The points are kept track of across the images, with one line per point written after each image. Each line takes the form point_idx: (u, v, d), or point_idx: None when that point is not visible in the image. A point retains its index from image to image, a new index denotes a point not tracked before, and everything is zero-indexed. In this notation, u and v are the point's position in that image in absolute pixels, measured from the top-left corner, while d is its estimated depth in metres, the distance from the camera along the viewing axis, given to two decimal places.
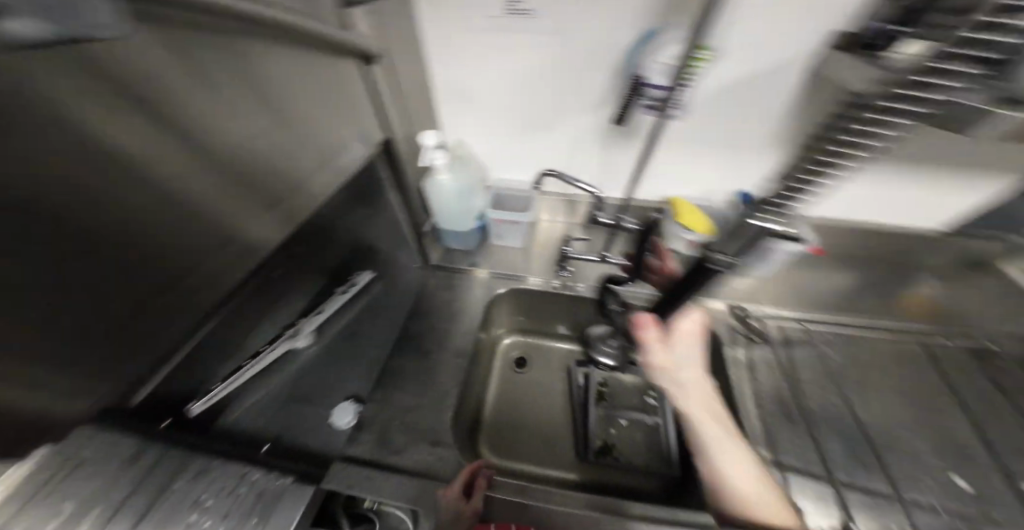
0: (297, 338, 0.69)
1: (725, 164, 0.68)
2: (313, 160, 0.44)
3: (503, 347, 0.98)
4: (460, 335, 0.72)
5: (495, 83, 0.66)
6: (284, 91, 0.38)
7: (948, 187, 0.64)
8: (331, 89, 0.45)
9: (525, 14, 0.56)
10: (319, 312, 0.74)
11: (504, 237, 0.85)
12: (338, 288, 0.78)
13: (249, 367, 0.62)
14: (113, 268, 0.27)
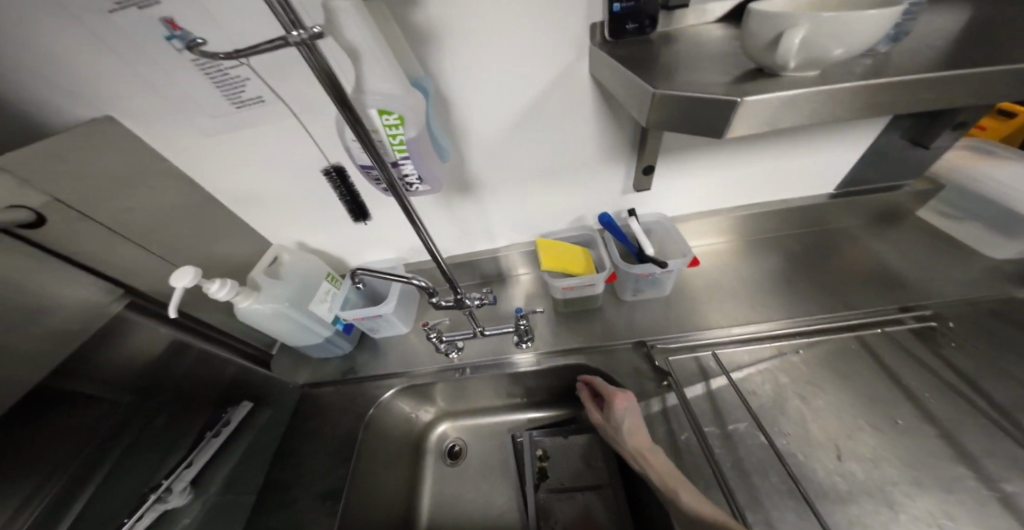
0: (168, 499, 0.50)
1: (568, 186, 0.58)
2: (30, 343, 0.36)
3: (431, 440, 0.77)
4: (331, 471, 0.58)
5: (284, 182, 0.55)
6: None
7: (808, 148, 0.56)
8: (15, 264, 0.35)
9: (260, 104, 0.45)
10: (189, 467, 0.53)
11: (379, 329, 0.72)
12: (209, 431, 0.57)
13: None
14: None
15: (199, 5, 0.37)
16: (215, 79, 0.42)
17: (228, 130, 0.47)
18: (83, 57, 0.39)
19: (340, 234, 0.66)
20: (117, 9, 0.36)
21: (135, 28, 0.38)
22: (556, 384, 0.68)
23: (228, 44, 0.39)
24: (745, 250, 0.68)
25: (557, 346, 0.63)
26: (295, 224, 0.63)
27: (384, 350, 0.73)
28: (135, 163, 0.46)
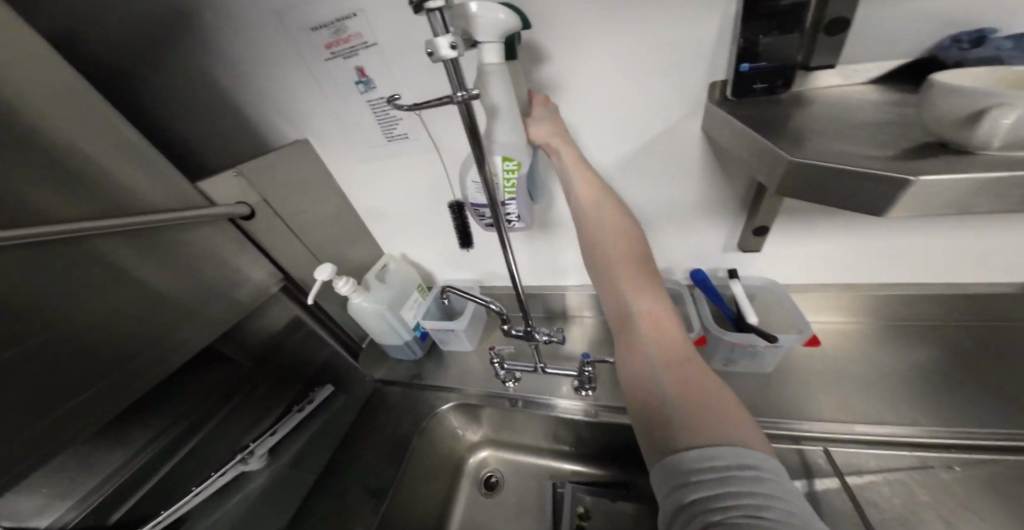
0: (249, 460, 0.61)
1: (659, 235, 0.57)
2: (221, 303, 0.48)
3: (472, 463, 0.77)
4: (383, 468, 0.62)
5: (404, 201, 0.65)
6: (182, 260, 0.43)
7: (992, 230, 0.45)
8: (228, 244, 0.48)
9: (405, 139, 0.55)
10: (273, 434, 0.64)
11: (450, 342, 0.76)
12: (295, 406, 0.69)
13: (195, 495, 0.55)
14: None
15: (386, 63, 0.47)
16: (380, 117, 0.53)
17: (377, 155, 0.58)
18: (302, 95, 0.53)
19: (436, 250, 0.74)
20: (331, 60, 0.48)
21: (339, 74, 0.49)
22: (612, 442, 0.63)
23: (394, 90, 0.49)
24: (879, 342, 0.55)
25: (616, 403, 0.60)
26: (403, 237, 0.73)
27: (450, 364, 0.77)
28: (310, 173, 0.60)
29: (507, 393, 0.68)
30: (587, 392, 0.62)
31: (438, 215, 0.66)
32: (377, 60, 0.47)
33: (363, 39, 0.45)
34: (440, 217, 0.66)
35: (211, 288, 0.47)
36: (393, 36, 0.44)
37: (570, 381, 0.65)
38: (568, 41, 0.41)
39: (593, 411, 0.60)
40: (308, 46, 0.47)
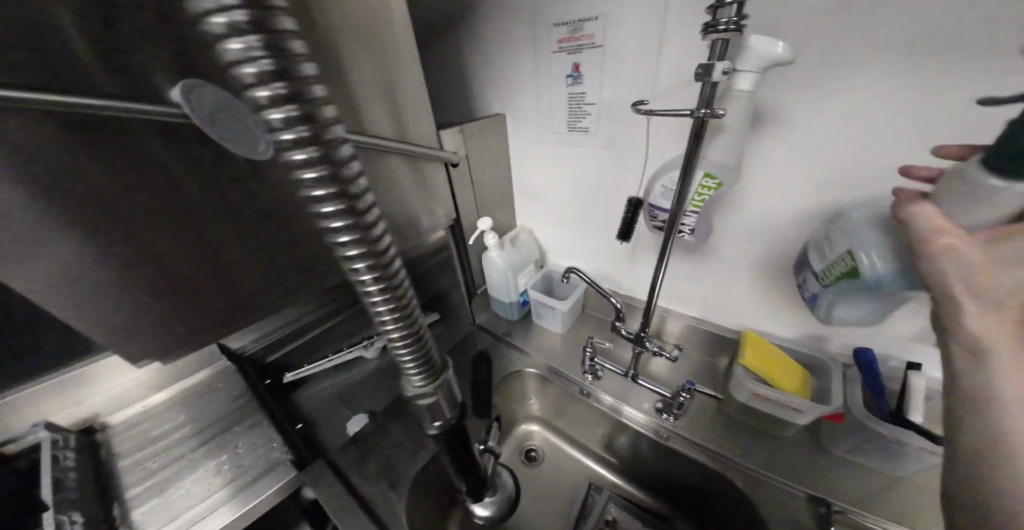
0: (368, 349, 0.87)
1: (819, 298, 0.54)
2: (409, 226, 0.60)
3: (523, 430, 0.84)
4: (463, 394, 0.73)
5: (557, 184, 0.72)
6: (403, 184, 0.56)
7: None
8: (429, 185, 0.61)
9: (583, 132, 0.61)
10: (391, 332, 0.92)
11: (543, 318, 0.83)
12: (413, 316, 0.97)
13: (331, 359, 0.85)
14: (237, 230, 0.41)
15: (603, 64, 0.53)
16: (571, 108, 0.60)
17: (552, 140, 0.66)
18: (522, 76, 0.64)
19: (562, 237, 0.80)
20: (558, 52, 0.57)
21: (557, 64, 0.58)
22: (670, 474, 0.62)
23: (597, 87, 0.55)
24: None
25: (698, 441, 0.56)
26: (540, 215, 0.81)
27: (539, 337, 0.83)
28: (496, 140, 0.73)
29: (585, 383, 0.70)
30: (670, 418, 0.60)
31: (580, 208, 0.71)
32: (594, 59, 0.54)
33: (593, 39, 0.52)
34: (581, 210, 0.71)
35: (412, 212, 0.60)
36: (621, 41, 0.50)
37: (653, 399, 0.65)
38: (813, 87, 0.43)
39: (664, 434, 0.59)
40: (546, 41, 0.58)
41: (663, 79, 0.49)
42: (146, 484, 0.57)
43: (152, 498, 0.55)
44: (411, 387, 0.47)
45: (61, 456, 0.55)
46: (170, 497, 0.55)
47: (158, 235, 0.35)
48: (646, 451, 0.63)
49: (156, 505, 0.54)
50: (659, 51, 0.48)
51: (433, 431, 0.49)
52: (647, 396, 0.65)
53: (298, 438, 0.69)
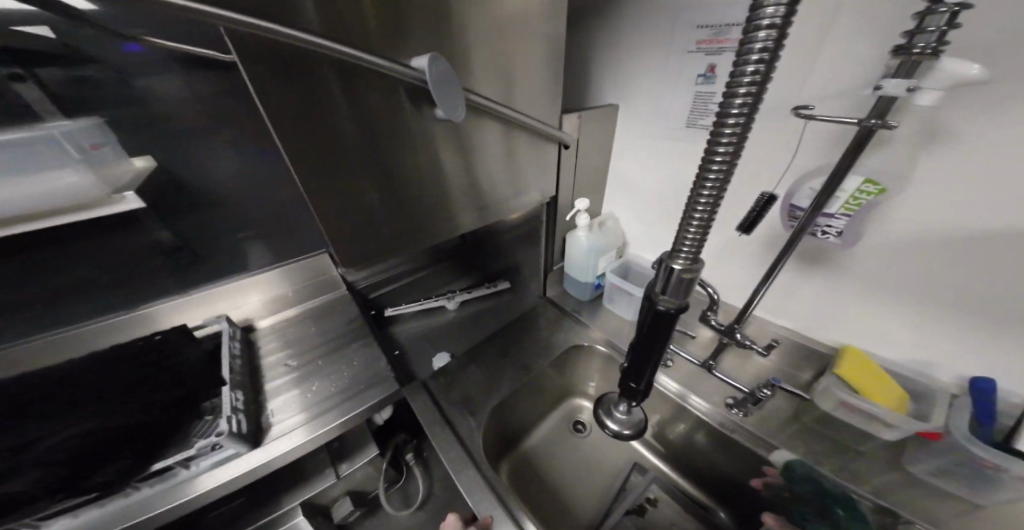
0: (449, 300, 1.06)
1: (929, 314, 0.58)
2: (515, 188, 0.69)
3: (575, 403, 0.91)
4: (533, 355, 0.82)
5: (659, 177, 0.78)
6: (517, 147, 0.65)
7: None
8: (542, 162, 0.71)
9: (705, 129, 0.67)
10: (467, 293, 1.09)
11: (614, 302, 0.88)
12: (485, 284, 1.12)
13: (420, 303, 1.05)
14: (410, 150, 0.51)
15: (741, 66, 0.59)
16: (696, 106, 0.66)
17: (667, 134, 0.72)
18: (647, 73, 0.71)
19: (648, 229, 0.86)
20: (694, 53, 0.63)
21: (690, 65, 0.64)
22: (720, 463, 0.66)
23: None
24: None
25: (762, 437, 0.60)
26: (629, 207, 0.88)
27: (606, 320, 0.89)
28: (604, 131, 0.80)
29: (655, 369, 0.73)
30: (738, 413, 0.63)
31: (679, 201, 0.77)
32: (734, 63, 0.60)
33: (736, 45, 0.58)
34: (678, 203, 0.78)
35: (528, 180, 0.70)
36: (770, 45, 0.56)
37: (722, 396, 0.68)
38: (977, 110, 0.46)
39: (728, 426, 0.63)
40: (681, 43, 0.64)
41: (812, 81, 0.55)
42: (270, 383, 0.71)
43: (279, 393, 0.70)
44: (675, 252, 0.35)
45: (233, 343, 0.73)
46: (291, 395, 0.69)
47: (364, 137, 0.46)
48: (704, 440, 0.67)
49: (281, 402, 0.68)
50: (813, 58, 0.55)
51: (659, 307, 0.38)
52: (714, 390, 0.68)
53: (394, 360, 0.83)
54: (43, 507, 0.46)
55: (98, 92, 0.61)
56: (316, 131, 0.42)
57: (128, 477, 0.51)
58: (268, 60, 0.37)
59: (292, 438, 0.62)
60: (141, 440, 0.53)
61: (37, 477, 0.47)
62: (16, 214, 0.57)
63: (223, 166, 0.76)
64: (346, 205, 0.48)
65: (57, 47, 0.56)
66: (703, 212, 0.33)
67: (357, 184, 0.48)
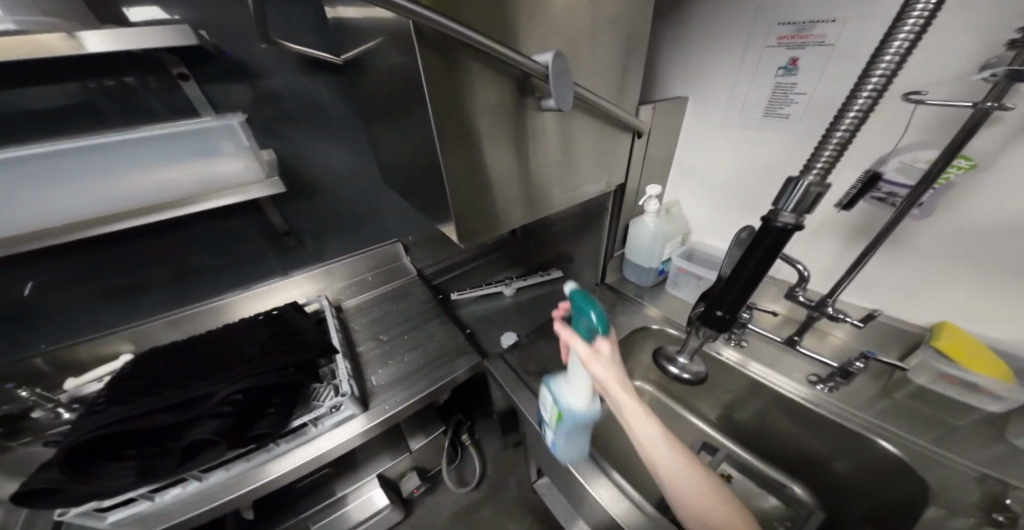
0: (508, 286, 1.12)
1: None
2: (591, 174, 0.78)
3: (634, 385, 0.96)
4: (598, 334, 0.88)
5: (728, 165, 0.83)
6: (596, 133, 0.74)
7: None
8: (616, 150, 0.80)
9: (783, 119, 0.71)
10: (524, 280, 1.14)
11: (678, 286, 0.93)
12: (540, 272, 1.17)
13: (482, 289, 1.11)
14: (516, 130, 0.61)
15: (824, 60, 0.63)
16: (774, 97, 0.71)
17: (741, 123, 0.77)
18: (722, 67, 0.76)
19: (713, 214, 0.91)
20: (775, 47, 0.68)
21: (770, 57, 0.69)
22: (799, 438, 0.69)
23: (812, 80, 0.65)
24: None
25: (857, 414, 0.63)
26: (692, 193, 0.93)
27: (667, 303, 0.93)
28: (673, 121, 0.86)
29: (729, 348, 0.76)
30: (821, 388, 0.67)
31: (749, 188, 0.81)
32: (818, 55, 0.64)
33: (821, 38, 0.62)
34: (748, 190, 0.82)
35: (601, 163, 0.79)
36: (853, 40, 0.60)
37: (803, 374, 0.71)
38: None
39: (810, 400, 0.66)
40: (760, 38, 0.69)
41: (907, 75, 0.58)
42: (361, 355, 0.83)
43: (371, 363, 0.81)
44: (810, 167, 0.38)
45: (333, 319, 0.87)
46: (382, 364, 0.81)
47: (485, 116, 0.56)
48: (778, 413, 0.71)
49: (375, 370, 0.80)
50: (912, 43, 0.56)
51: (778, 221, 0.40)
52: (793, 369, 0.71)
53: (466, 337, 0.89)
54: (220, 449, 0.54)
55: (242, 96, 0.74)
56: (455, 113, 0.52)
57: (278, 429, 0.58)
58: (429, 48, 0.47)
59: (399, 398, 0.73)
60: (278, 406, 0.61)
61: (215, 424, 0.53)
62: (149, 199, 0.66)
63: (326, 159, 0.89)
64: (464, 178, 0.58)
65: (218, 57, 0.69)
66: (842, 136, 0.36)
67: (475, 158, 0.58)
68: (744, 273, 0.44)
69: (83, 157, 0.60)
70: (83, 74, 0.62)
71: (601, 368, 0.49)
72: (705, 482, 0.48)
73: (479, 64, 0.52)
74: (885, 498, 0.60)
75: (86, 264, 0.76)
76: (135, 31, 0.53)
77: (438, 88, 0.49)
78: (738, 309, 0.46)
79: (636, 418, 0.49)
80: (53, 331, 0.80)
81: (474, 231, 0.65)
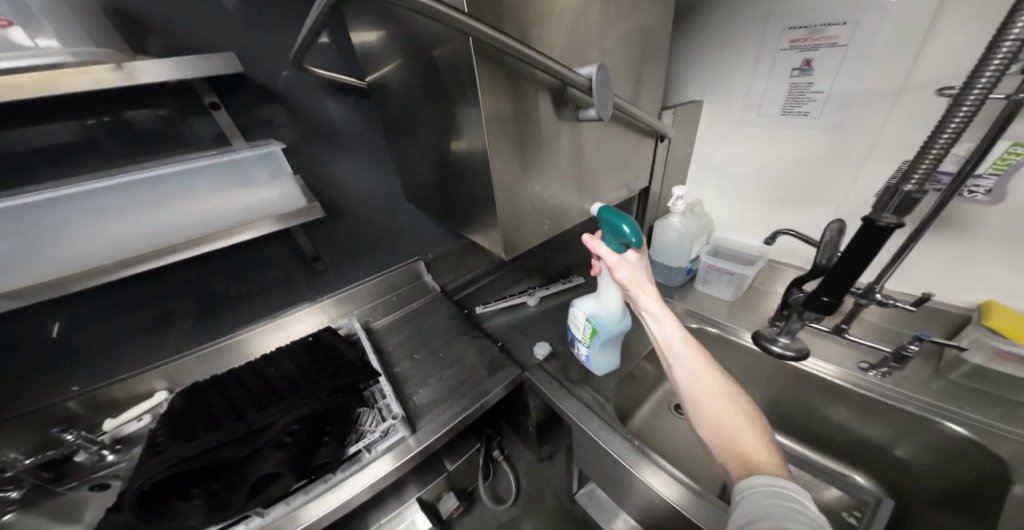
0: (531, 296, 1.12)
1: None
2: (619, 176, 0.83)
3: (669, 385, 0.98)
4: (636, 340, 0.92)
5: (749, 161, 0.89)
6: (623, 138, 0.79)
7: None
8: (639, 153, 0.85)
9: (802, 115, 0.77)
10: (547, 289, 1.16)
11: (709, 284, 0.95)
12: (562, 279, 1.19)
13: (506, 301, 1.11)
14: (554, 142, 0.64)
15: (837, 59, 0.69)
16: (790, 97, 0.77)
17: (760, 121, 0.83)
18: (737, 71, 0.82)
19: (736, 208, 0.97)
20: (787, 49, 0.74)
21: (784, 58, 0.75)
22: (863, 427, 0.74)
23: (828, 78, 0.71)
24: None
25: (914, 395, 0.69)
26: (714, 189, 1.00)
27: (695, 300, 0.95)
28: (688, 123, 0.91)
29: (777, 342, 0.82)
30: (878, 373, 0.73)
31: (770, 180, 0.87)
32: (831, 54, 0.69)
33: (834, 40, 0.68)
34: (768, 182, 0.88)
35: (628, 166, 0.84)
36: (866, 40, 0.65)
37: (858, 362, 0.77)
38: None
39: (864, 386, 0.72)
40: (772, 42, 0.75)
41: (920, 69, 0.62)
42: (401, 372, 0.85)
43: (410, 382, 0.82)
44: (908, 176, 0.46)
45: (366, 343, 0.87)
46: (422, 381, 0.82)
47: (526, 131, 0.59)
48: (828, 399, 0.77)
49: (418, 389, 0.80)
50: (923, 37, 0.60)
51: (882, 222, 0.48)
52: (842, 358, 0.77)
53: (501, 350, 0.90)
54: (285, 481, 0.57)
55: (271, 122, 0.76)
56: (502, 131, 0.55)
57: (337, 456, 0.61)
58: (478, 69, 0.49)
59: (445, 421, 0.73)
60: (331, 434, 0.65)
61: (278, 454, 0.57)
62: (193, 236, 0.68)
63: (357, 182, 0.91)
64: (509, 191, 0.61)
65: (256, 89, 0.72)
66: (938, 152, 0.44)
67: (518, 171, 0.61)
68: (844, 265, 0.53)
69: (123, 194, 0.60)
70: (81, 111, 0.60)
71: (648, 305, 0.62)
72: (739, 410, 0.52)
73: (522, 80, 0.54)
74: (941, 472, 0.66)
75: (125, 297, 0.77)
76: (180, 61, 0.52)
77: (485, 108, 0.52)
78: (841, 293, 0.56)
79: (673, 344, 0.59)
80: (88, 369, 0.79)
81: (518, 241, 0.68)
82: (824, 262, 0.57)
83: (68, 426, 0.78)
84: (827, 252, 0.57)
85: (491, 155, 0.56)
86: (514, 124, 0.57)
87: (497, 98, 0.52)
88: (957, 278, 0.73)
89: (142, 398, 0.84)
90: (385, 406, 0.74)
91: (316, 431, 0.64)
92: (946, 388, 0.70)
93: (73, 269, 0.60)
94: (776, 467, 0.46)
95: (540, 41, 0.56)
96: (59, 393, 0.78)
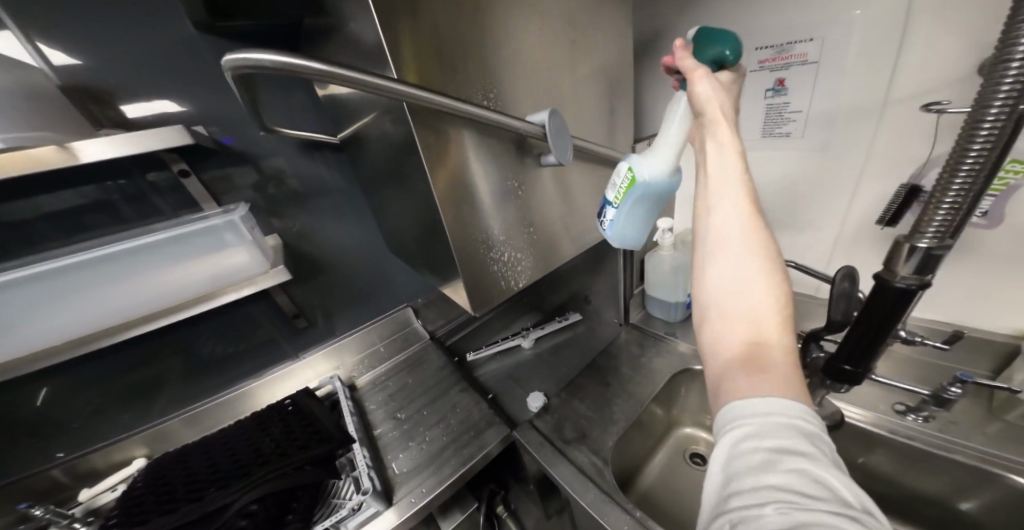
0: (524, 338, 1.07)
1: None
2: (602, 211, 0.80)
3: (682, 432, 0.88)
4: (640, 383, 0.83)
5: None
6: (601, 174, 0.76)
7: None
8: None
9: (785, 136, 0.73)
10: (541, 329, 1.10)
11: None
12: (558, 317, 1.13)
13: (497, 345, 1.06)
14: (526, 187, 0.62)
15: (813, 78, 0.66)
16: (769, 119, 0.74)
17: (743, 145, 0.80)
18: None
19: None
20: (757, 71, 0.71)
21: (757, 80, 0.72)
22: (911, 480, 0.64)
23: (805, 97, 0.68)
24: None
25: (966, 445, 0.59)
26: None
27: None
28: None
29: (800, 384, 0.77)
30: (919, 418, 0.64)
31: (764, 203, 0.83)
32: (804, 74, 0.67)
33: (804, 57, 0.65)
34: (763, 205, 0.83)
35: None
36: (838, 58, 0.62)
37: (896, 404, 0.68)
38: None
39: (901, 432, 0.63)
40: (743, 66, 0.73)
41: (902, 80, 0.58)
42: (383, 435, 0.78)
43: (393, 447, 0.75)
44: (918, 233, 0.40)
45: (347, 405, 0.82)
46: (407, 444, 0.75)
47: (493, 180, 0.57)
48: (866, 447, 0.67)
49: (401, 453, 0.74)
50: (897, 54, 0.57)
51: (899, 284, 0.43)
52: (874, 401, 0.69)
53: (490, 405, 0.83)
54: None
55: (251, 183, 0.77)
56: (461, 183, 0.52)
57: None
58: (431, 124, 0.47)
59: (434, 485, 0.66)
60: (294, 514, 0.58)
61: None
62: (162, 304, 0.66)
63: (338, 236, 0.91)
64: (479, 239, 0.58)
65: (235, 154, 0.73)
66: (954, 204, 0.37)
67: (488, 218, 0.58)
68: (870, 326, 0.48)
69: (87, 271, 0.58)
70: (85, 178, 0.62)
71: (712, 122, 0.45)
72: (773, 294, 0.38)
73: (480, 131, 0.53)
74: None
75: (107, 362, 0.75)
76: (141, 135, 0.54)
77: (437, 163, 0.49)
78: (863, 360, 0.51)
79: (724, 189, 0.43)
80: (65, 439, 0.75)
81: (492, 294, 0.63)
82: (842, 318, 0.53)
83: (38, 501, 0.73)
84: (843, 305, 0.53)
85: (450, 210, 0.52)
86: (480, 176, 0.55)
87: (453, 152, 0.50)
88: (994, 300, 0.66)
89: (122, 467, 0.79)
90: (354, 475, 0.67)
91: (276, 511, 0.57)
92: (1002, 431, 0.60)
93: (39, 347, 0.58)
94: (789, 363, 0.36)
95: (501, 91, 0.55)
96: (39, 465, 0.74)
